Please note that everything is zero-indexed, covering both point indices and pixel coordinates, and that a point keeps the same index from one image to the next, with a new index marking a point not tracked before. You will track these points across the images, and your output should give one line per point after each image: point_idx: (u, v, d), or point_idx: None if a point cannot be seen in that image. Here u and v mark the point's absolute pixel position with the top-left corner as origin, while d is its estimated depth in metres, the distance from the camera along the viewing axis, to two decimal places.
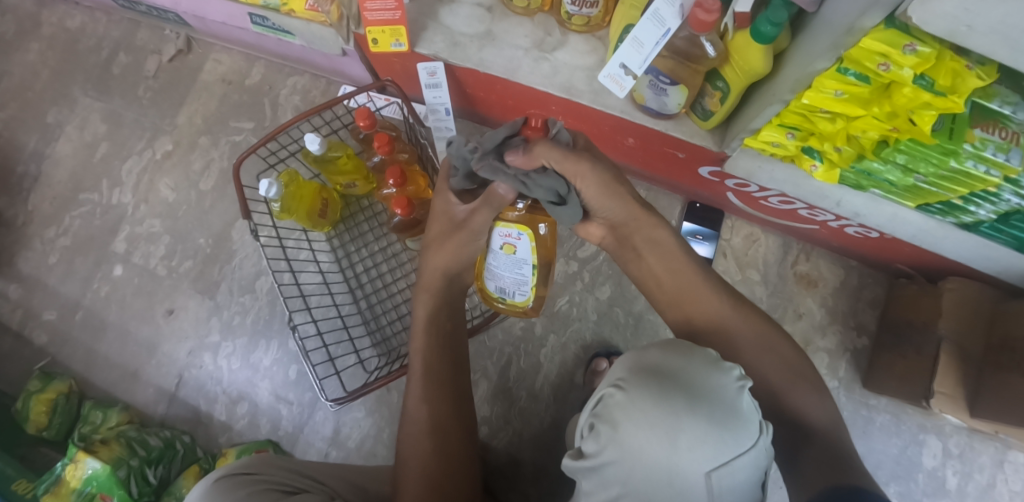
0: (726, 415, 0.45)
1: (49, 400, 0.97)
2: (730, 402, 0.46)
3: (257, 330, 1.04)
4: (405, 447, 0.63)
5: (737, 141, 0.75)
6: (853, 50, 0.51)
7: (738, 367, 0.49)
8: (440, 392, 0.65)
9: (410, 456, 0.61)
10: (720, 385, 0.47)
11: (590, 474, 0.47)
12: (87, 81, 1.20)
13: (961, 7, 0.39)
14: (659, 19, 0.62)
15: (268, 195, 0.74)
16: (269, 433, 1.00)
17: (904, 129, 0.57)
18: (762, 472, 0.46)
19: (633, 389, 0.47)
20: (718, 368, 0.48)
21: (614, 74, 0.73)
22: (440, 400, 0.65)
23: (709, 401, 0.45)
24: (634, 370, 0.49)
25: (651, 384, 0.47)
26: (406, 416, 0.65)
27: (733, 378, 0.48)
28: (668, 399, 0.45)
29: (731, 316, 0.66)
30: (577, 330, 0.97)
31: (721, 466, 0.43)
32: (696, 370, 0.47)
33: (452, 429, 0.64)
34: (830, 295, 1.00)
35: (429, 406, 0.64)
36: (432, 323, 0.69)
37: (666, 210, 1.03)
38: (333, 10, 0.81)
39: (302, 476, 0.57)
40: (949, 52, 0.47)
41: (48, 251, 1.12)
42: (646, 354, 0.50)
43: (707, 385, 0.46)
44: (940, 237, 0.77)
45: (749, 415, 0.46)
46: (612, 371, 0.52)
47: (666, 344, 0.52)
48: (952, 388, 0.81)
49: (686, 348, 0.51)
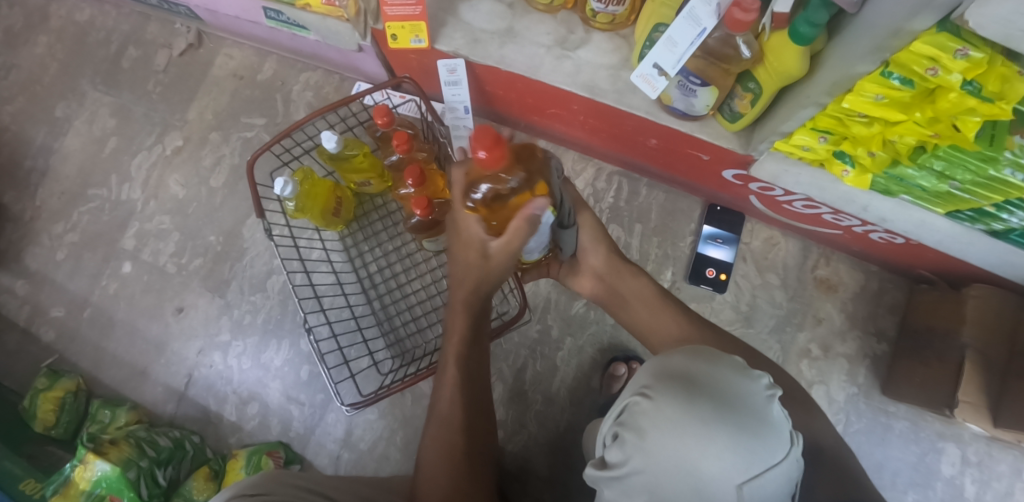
0: (755, 424, 0.43)
1: (57, 398, 0.96)
2: (760, 409, 0.44)
3: (268, 329, 1.03)
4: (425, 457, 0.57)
5: (765, 144, 0.73)
6: (900, 53, 0.50)
7: (766, 375, 0.48)
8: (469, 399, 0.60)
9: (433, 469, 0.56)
10: (747, 392, 0.45)
11: (614, 484, 0.45)
12: (96, 75, 1.18)
13: (1015, 11, 0.38)
14: (695, 18, 0.61)
15: (282, 194, 0.73)
16: (279, 434, 0.99)
17: (945, 135, 0.56)
18: (792, 484, 0.45)
19: (661, 396, 0.45)
20: (745, 375, 0.47)
21: (646, 74, 0.71)
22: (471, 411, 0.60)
23: (738, 409, 0.44)
24: (660, 377, 0.48)
25: (678, 391, 0.45)
26: (433, 419, 0.60)
27: (761, 387, 0.46)
28: (696, 407, 0.43)
29: (691, 334, 0.65)
30: (594, 333, 0.96)
31: (751, 476, 0.42)
32: (723, 376, 0.46)
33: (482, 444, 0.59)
34: (849, 300, 0.99)
35: (462, 416, 0.59)
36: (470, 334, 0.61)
37: (683, 215, 1.00)
38: (351, 5, 0.80)
39: (314, 494, 0.55)
40: (1001, 57, 0.45)
41: (56, 247, 1.10)
42: (670, 361, 0.49)
43: (734, 393, 0.45)
44: (967, 243, 0.76)
45: (779, 423, 0.45)
46: (634, 377, 0.51)
47: (690, 350, 0.50)
48: (976, 396, 0.80)
49: (710, 354, 0.49)
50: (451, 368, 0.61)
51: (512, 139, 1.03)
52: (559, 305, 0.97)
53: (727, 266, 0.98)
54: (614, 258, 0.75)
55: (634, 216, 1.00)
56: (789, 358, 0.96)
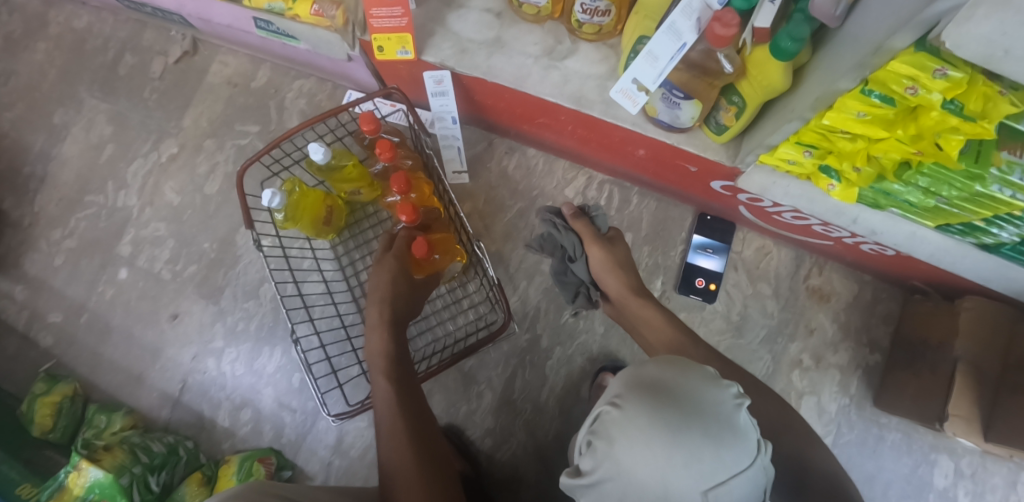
0: (723, 433, 0.43)
1: (54, 403, 0.98)
2: (728, 418, 0.44)
3: (261, 336, 1.04)
4: (385, 462, 0.61)
5: (752, 156, 0.73)
6: (879, 72, 0.50)
7: (736, 384, 0.48)
8: (411, 404, 0.66)
9: (396, 470, 0.59)
10: (717, 402, 0.45)
11: (588, 491, 0.46)
12: (93, 82, 1.20)
13: (996, 30, 0.37)
14: (675, 33, 0.61)
15: (271, 205, 0.73)
16: (272, 440, 0.99)
17: (928, 153, 0.56)
18: (761, 489, 0.45)
19: (630, 406, 0.45)
20: (716, 384, 0.46)
21: (626, 89, 0.72)
22: (412, 417, 0.64)
23: (706, 416, 0.43)
24: (632, 386, 0.47)
25: (648, 400, 0.45)
26: (381, 433, 0.64)
27: (730, 395, 0.46)
28: (666, 416, 0.43)
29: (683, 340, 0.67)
30: (583, 342, 0.96)
31: (717, 484, 0.42)
32: (694, 385, 0.46)
33: (432, 440, 0.64)
34: (842, 310, 0.98)
35: (406, 423, 0.63)
36: (389, 353, 0.69)
37: (674, 223, 1.00)
38: (339, 15, 0.81)
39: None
40: (982, 77, 0.45)
41: (53, 253, 1.12)
42: (644, 369, 0.49)
43: (704, 402, 0.44)
44: (959, 256, 0.75)
45: (747, 432, 0.45)
46: (611, 386, 0.51)
47: (665, 359, 0.50)
48: (968, 410, 0.80)
49: (684, 363, 0.49)
50: (383, 389, 0.66)
51: (503, 147, 1.02)
52: (548, 315, 0.97)
53: (716, 275, 0.97)
54: (626, 288, 0.73)
55: (625, 225, 0.99)
56: (780, 368, 0.96)
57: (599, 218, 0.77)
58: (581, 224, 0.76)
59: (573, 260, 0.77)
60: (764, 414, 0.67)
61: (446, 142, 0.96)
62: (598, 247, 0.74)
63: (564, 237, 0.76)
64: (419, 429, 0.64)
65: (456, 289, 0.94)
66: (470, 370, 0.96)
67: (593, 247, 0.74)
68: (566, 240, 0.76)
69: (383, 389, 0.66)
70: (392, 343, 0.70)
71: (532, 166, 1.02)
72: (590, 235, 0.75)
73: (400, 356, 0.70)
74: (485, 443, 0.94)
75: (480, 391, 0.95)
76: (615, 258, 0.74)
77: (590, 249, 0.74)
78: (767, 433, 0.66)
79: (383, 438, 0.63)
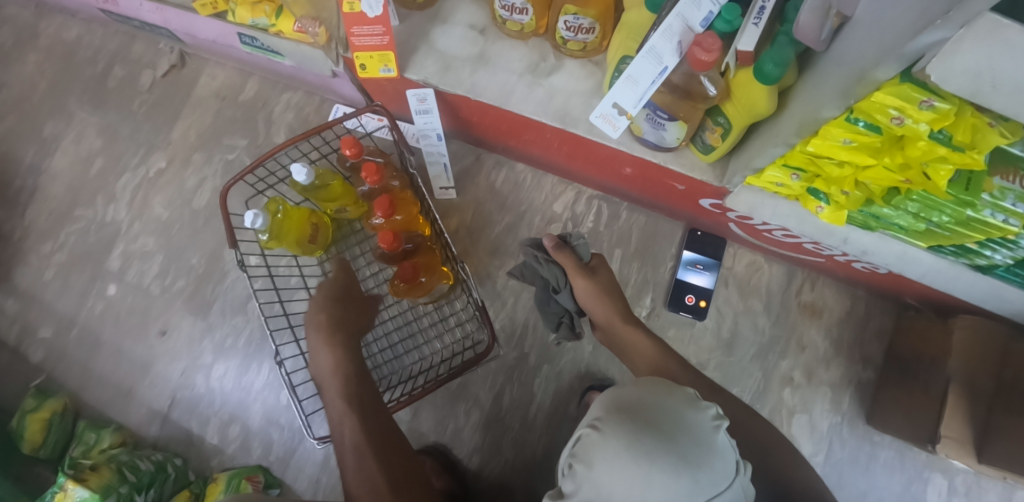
0: (701, 455, 0.42)
1: (44, 419, 0.97)
2: (707, 440, 0.43)
3: (249, 353, 1.04)
4: (349, 481, 0.60)
5: (739, 178, 0.72)
6: (863, 101, 0.48)
7: (715, 406, 0.47)
8: (368, 416, 0.65)
9: (360, 488, 0.58)
10: (695, 424, 0.44)
11: None
12: (83, 94, 1.19)
13: (983, 64, 0.36)
14: (656, 56, 0.59)
15: (253, 226, 0.72)
16: (260, 457, 0.99)
17: (916, 182, 0.55)
18: None
19: (609, 428, 0.44)
20: (693, 406, 0.46)
21: (607, 114, 0.71)
22: (371, 430, 0.64)
23: (684, 437, 0.43)
24: (611, 408, 0.46)
25: (626, 421, 0.44)
26: (342, 454, 0.63)
27: (709, 417, 0.46)
28: (643, 438, 0.42)
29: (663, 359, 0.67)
30: (571, 360, 0.95)
31: None
32: (672, 408, 0.45)
33: (393, 445, 0.64)
34: (835, 326, 0.97)
35: (365, 436, 0.63)
36: (342, 367, 0.68)
37: (663, 240, 0.98)
38: (321, 32, 0.80)
39: None
40: (970, 107, 0.45)
41: (43, 266, 1.12)
42: (623, 391, 0.48)
43: (684, 424, 0.44)
44: (953, 276, 0.74)
45: (725, 453, 0.44)
46: (590, 408, 0.50)
47: (643, 381, 0.49)
48: (959, 431, 0.78)
49: (663, 386, 0.48)
50: (338, 405, 0.65)
51: (491, 161, 1.01)
52: (536, 332, 0.96)
53: (707, 292, 0.96)
54: (615, 315, 0.72)
55: (614, 240, 0.98)
56: (771, 385, 0.95)
57: (580, 247, 0.76)
58: (564, 256, 0.74)
59: (557, 292, 0.77)
60: (749, 440, 0.66)
61: (432, 158, 0.93)
62: (581, 278, 0.73)
63: (545, 269, 0.76)
64: (380, 440, 0.63)
65: (443, 306, 0.94)
66: (457, 388, 0.95)
67: (577, 279, 0.73)
68: (549, 272, 0.76)
69: (338, 406, 0.65)
70: (341, 355, 0.69)
71: (520, 181, 1.01)
72: (573, 266, 0.73)
73: (353, 368, 0.69)
74: (472, 461, 0.93)
75: (467, 408, 0.95)
76: (600, 288, 0.73)
77: (575, 280, 0.74)
78: (752, 458, 0.65)
79: (343, 457, 0.62)
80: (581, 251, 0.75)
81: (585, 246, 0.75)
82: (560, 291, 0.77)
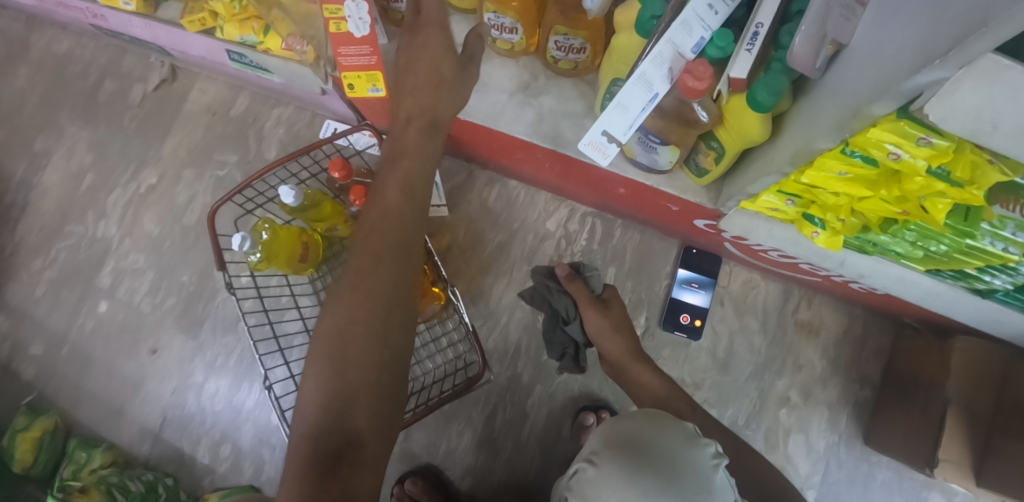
0: (699, 495, 0.40)
1: (35, 438, 0.97)
2: (704, 480, 0.41)
3: (240, 372, 1.03)
4: (323, 325, 0.54)
5: (733, 202, 0.71)
6: (858, 135, 0.47)
7: (716, 443, 0.46)
8: (384, 266, 0.56)
9: (333, 335, 0.53)
10: (693, 461, 0.43)
11: None
12: (74, 108, 1.18)
13: (984, 105, 0.35)
14: (647, 83, 0.57)
15: (241, 248, 0.72)
16: (252, 477, 0.99)
17: (914, 213, 0.54)
18: None
19: (605, 463, 0.43)
20: (692, 443, 0.44)
21: (596, 141, 0.67)
22: (378, 286, 0.55)
23: (681, 474, 0.41)
24: (609, 443, 0.45)
25: (622, 456, 0.43)
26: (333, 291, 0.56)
27: (709, 455, 0.44)
28: (639, 475, 0.41)
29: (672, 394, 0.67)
30: (565, 380, 0.94)
31: None
32: (670, 444, 0.44)
33: (396, 317, 0.55)
34: (832, 345, 0.95)
35: (375, 288, 0.54)
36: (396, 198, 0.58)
37: (657, 258, 0.97)
38: (309, 51, 0.80)
39: None
40: (969, 144, 0.43)
41: (35, 283, 1.11)
42: (620, 425, 0.47)
43: (681, 461, 0.42)
44: (951, 299, 0.72)
45: (725, 494, 0.42)
46: (588, 442, 0.49)
47: (642, 415, 0.49)
48: (958, 454, 0.77)
49: (663, 420, 0.48)
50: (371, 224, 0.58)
51: (483, 178, 1.00)
52: (530, 352, 0.95)
53: (702, 311, 0.95)
54: (626, 352, 0.71)
55: (608, 259, 0.97)
56: (767, 405, 0.94)
57: (593, 278, 0.76)
58: (577, 286, 0.74)
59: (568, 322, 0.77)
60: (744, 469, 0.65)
61: None
62: (594, 310, 0.72)
63: (558, 299, 0.76)
64: (383, 301, 0.55)
65: (435, 326, 0.93)
66: (450, 409, 0.94)
67: (589, 310, 0.72)
68: (562, 300, 0.76)
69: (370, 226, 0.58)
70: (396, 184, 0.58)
71: (513, 198, 1.00)
72: (584, 297, 0.73)
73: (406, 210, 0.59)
74: (464, 482, 0.92)
75: (460, 429, 0.94)
76: (612, 320, 0.72)
77: (586, 311, 0.73)
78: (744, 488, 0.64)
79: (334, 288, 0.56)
80: (593, 283, 0.76)
81: (598, 278, 0.76)
82: (572, 320, 0.76)
